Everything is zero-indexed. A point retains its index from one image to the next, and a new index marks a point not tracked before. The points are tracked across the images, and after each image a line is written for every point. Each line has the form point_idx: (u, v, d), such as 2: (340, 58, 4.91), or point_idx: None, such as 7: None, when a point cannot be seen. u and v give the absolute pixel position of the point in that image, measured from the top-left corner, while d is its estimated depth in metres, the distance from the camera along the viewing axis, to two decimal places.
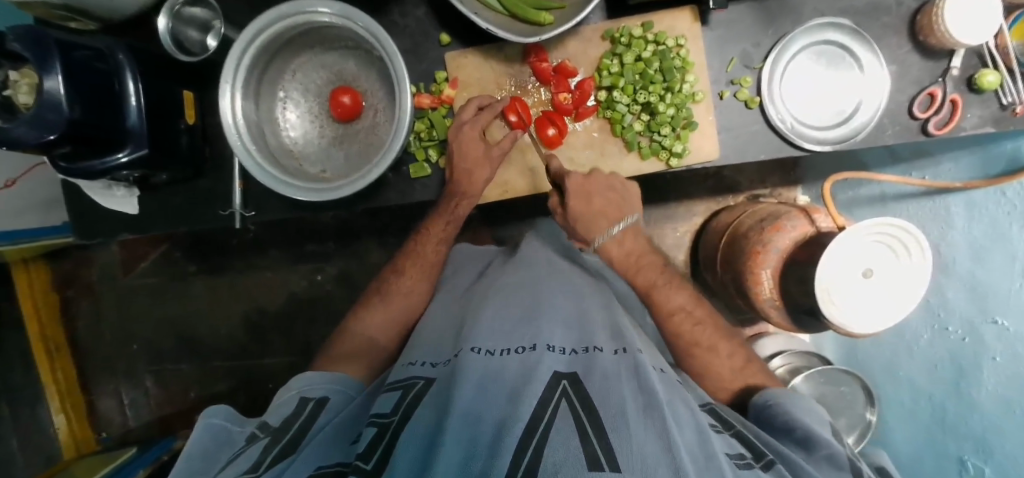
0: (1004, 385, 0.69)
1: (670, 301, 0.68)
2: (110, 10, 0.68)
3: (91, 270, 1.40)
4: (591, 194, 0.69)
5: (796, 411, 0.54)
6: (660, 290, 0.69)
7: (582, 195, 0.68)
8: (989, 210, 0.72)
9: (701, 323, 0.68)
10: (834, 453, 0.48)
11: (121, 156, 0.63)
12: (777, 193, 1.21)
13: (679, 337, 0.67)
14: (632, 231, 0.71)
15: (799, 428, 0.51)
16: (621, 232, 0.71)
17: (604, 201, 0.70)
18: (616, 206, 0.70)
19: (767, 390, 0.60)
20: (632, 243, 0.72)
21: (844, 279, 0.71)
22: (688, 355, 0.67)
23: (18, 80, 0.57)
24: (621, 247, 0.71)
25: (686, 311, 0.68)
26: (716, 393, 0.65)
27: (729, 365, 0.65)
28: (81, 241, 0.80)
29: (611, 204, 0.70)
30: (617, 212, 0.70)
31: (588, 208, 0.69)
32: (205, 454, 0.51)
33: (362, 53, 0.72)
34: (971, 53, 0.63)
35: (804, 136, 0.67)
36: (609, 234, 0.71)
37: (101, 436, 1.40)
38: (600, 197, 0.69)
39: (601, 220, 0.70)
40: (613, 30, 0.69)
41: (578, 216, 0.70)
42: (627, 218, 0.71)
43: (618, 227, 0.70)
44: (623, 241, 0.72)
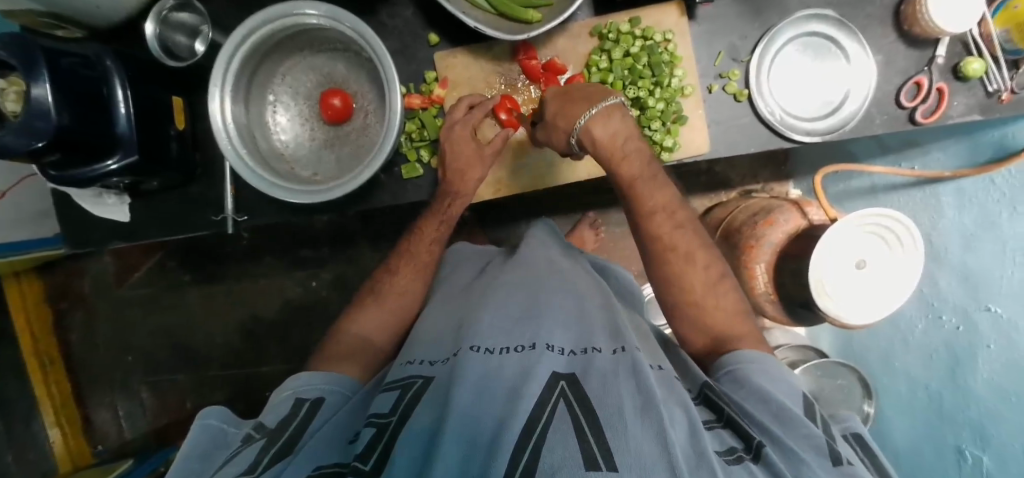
0: (999, 374, 0.68)
1: (653, 200, 0.63)
2: (96, 17, 0.68)
3: (84, 281, 1.38)
4: (567, 91, 0.65)
5: (771, 388, 0.51)
6: (645, 183, 0.63)
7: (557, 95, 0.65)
8: (978, 198, 0.71)
9: (682, 228, 0.64)
10: (813, 434, 0.46)
11: (111, 163, 0.63)
12: (770, 188, 1.22)
13: (659, 242, 0.64)
14: (618, 110, 0.62)
15: (774, 402, 0.49)
16: (603, 113, 0.61)
17: (582, 94, 0.64)
18: (596, 94, 0.64)
19: (745, 353, 0.57)
20: (620, 125, 0.62)
21: (836, 270, 0.72)
22: (660, 261, 0.65)
23: (6, 87, 0.57)
24: (607, 123, 0.61)
25: (667, 212, 0.64)
26: (682, 309, 0.64)
27: (704, 278, 0.63)
28: (73, 249, 0.80)
29: (590, 93, 0.64)
30: (600, 98, 0.63)
31: (563, 100, 0.64)
32: (202, 455, 0.51)
33: (351, 56, 0.72)
34: (955, 42, 0.64)
35: (793, 128, 0.67)
36: (590, 111, 0.61)
37: (97, 448, 1.39)
38: (578, 93, 0.64)
39: (578, 102, 0.63)
40: (601, 27, 0.70)
41: (556, 112, 0.64)
42: (609, 100, 0.62)
43: (599, 105, 0.62)
44: (609, 119, 0.62)
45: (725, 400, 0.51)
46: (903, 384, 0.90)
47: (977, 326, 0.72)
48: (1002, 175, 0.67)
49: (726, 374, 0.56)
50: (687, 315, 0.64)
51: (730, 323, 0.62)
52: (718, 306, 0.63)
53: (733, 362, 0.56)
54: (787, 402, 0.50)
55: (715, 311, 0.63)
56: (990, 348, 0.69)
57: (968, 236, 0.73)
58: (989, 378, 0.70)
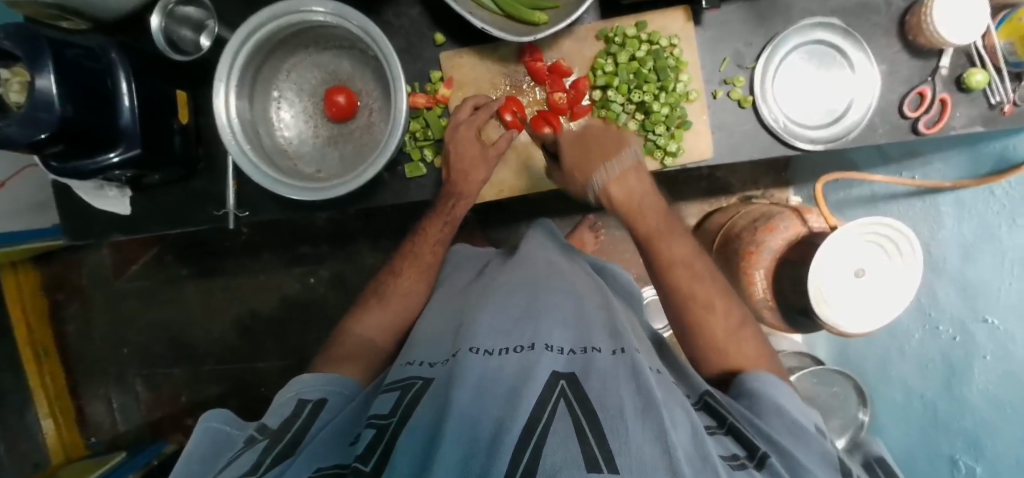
0: (994, 384, 0.68)
1: (670, 250, 0.64)
2: (101, 8, 0.68)
3: (82, 273, 1.38)
4: (585, 141, 0.67)
5: (785, 399, 0.51)
6: (662, 238, 0.64)
7: (573, 142, 0.67)
8: (978, 209, 0.72)
9: (700, 278, 0.62)
10: (827, 451, 0.47)
11: (112, 155, 0.62)
12: (770, 194, 1.22)
13: (677, 290, 0.62)
14: (634, 170, 0.65)
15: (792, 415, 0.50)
16: (620, 173, 0.65)
17: (599, 148, 0.66)
18: (613, 148, 0.66)
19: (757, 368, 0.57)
20: (636, 185, 0.65)
21: (835, 279, 0.72)
22: (680, 308, 0.62)
23: (10, 78, 0.57)
24: (621, 186, 0.65)
25: (686, 264, 0.63)
26: (707, 355, 0.60)
27: (725, 324, 0.60)
28: (73, 241, 0.79)
29: (607, 147, 0.66)
30: (616, 151, 0.66)
31: (581, 151, 0.66)
32: (204, 457, 0.50)
33: (356, 53, 0.72)
34: (959, 53, 0.64)
35: (796, 135, 0.68)
36: (607, 172, 0.65)
37: (90, 441, 1.38)
38: (594, 144, 0.66)
39: (596, 159, 0.65)
40: (607, 30, 0.70)
41: (574, 162, 0.67)
42: (625, 157, 0.65)
43: (616, 164, 0.65)
44: (624, 180, 0.65)
45: (730, 410, 0.50)
46: (898, 393, 0.90)
47: (973, 337, 0.72)
48: (1002, 187, 0.68)
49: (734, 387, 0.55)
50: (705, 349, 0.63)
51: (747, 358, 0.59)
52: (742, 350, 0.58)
53: (747, 377, 0.54)
54: (799, 414, 0.50)
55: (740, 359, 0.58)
56: (986, 359, 0.70)
57: (967, 247, 0.73)
58: (984, 388, 0.70)
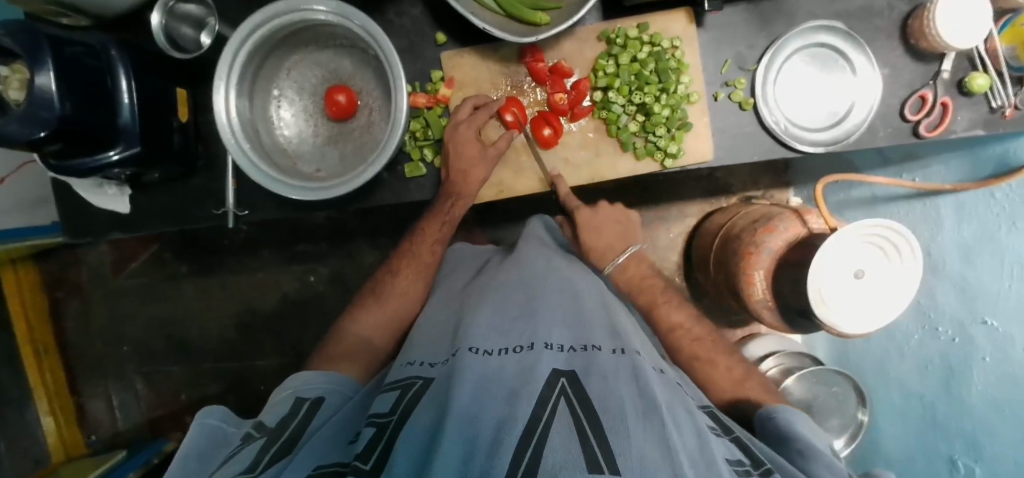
0: (992, 387, 0.69)
1: (670, 317, 0.73)
2: (101, 5, 0.67)
3: (82, 269, 1.38)
4: (600, 228, 0.78)
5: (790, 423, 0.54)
6: (663, 307, 0.74)
7: (590, 229, 0.78)
8: (979, 213, 0.72)
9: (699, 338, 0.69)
10: (833, 463, 0.48)
11: (112, 154, 0.62)
12: (770, 195, 1.22)
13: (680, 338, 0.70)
14: (636, 260, 0.79)
15: (799, 441, 0.51)
16: (626, 261, 0.78)
17: (612, 236, 0.79)
18: (621, 238, 0.79)
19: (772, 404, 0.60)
20: (637, 271, 0.78)
21: (835, 281, 0.72)
22: (688, 367, 0.69)
23: (9, 75, 0.57)
24: (626, 273, 0.78)
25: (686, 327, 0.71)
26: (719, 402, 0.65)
27: (727, 377, 0.66)
28: (71, 240, 0.79)
29: (617, 236, 0.79)
30: (624, 243, 0.79)
31: (598, 240, 0.78)
32: (201, 455, 0.50)
33: (357, 52, 0.72)
34: (961, 57, 0.64)
35: (797, 138, 0.68)
36: (615, 262, 0.78)
37: (90, 438, 1.38)
38: (607, 231, 0.79)
39: (610, 251, 0.78)
40: (608, 31, 0.70)
41: (591, 246, 0.78)
42: (630, 248, 0.79)
43: (624, 255, 0.78)
44: (627, 268, 0.78)
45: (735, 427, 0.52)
46: (897, 395, 0.91)
47: (973, 339, 0.72)
48: (1001, 190, 0.68)
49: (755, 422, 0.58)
50: None
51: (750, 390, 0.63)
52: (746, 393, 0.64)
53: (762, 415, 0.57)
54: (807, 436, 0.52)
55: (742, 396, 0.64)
56: (985, 361, 0.70)
57: (967, 249, 0.73)
58: (984, 390, 0.70)
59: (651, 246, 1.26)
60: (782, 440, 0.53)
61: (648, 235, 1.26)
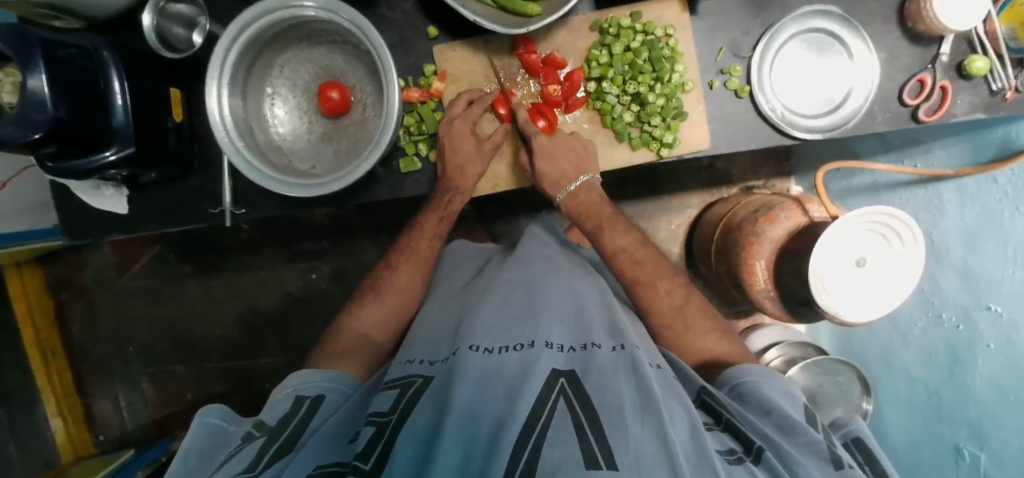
0: (996, 374, 0.68)
1: (626, 256, 0.70)
2: (93, 7, 0.67)
3: (86, 272, 1.39)
4: (555, 155, 0.69)
5: (771, 393, 0.52)
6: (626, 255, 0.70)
7: (546, 156, 0.69)
8: (981, 197, 0.71)
9: (677, 299, 0.67)
10: (816, 440, 0.47)
11: (107, 155, 0.62)
12: (771, 184, 1.21)
13: (660, 313, 0.67)
14: (587, 188, 0.72)
15: (778, 412, 0.50)
16: (577, 190, 0.72)
17: (566, 163, 0.70)
18: (575, 166, 0.71)
19: (746, 366, 0.58)
20: (587, 199, 0.73)
21: (835, 269, 0.71)
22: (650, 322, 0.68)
23: (2, 79, 0.57)
24: (576, 201, 0.73)
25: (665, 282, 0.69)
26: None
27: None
28: (71, 242, 0.80)
29: (570, 164, 0.70)
30: (576, 170, 0.71)
31: (552, 168, 0.69)
32: (201, 454, 0.51)
33: (349, 48, 0.71)
34: (960, 40, 0.63)
35: (794, 125, 0.67)
36: (567, 191, 0.72)
37: (98, 439, 1.39)
38: (562, 158, 0.70)
39: (563, 180, 0.71)
40: (601, 21, 0.69)
41: (543, 176, 0.71)
42: (583, 177, 0.71)
43: (576, 184, 0.72)
44: (578, 196, 0.73)
45: (724, 406, 0.51)
46: (902, 383, 0.90)
47: (976, 325, 0.71)
48: (1004, 174, 0.67)
49: (723, 388, 0.57)
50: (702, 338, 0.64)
51: (735, 357, 0.63)
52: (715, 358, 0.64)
53: (739, 377, 0.56)
54: (789, 409, 0.50)
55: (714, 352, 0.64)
56: (989, 348, 0.69)
57: (970, 235, 0.72)
58: (987, 377, 0.70)
59: (652, 238, 1.25)
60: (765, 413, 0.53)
61: (649, 227, 1.25)
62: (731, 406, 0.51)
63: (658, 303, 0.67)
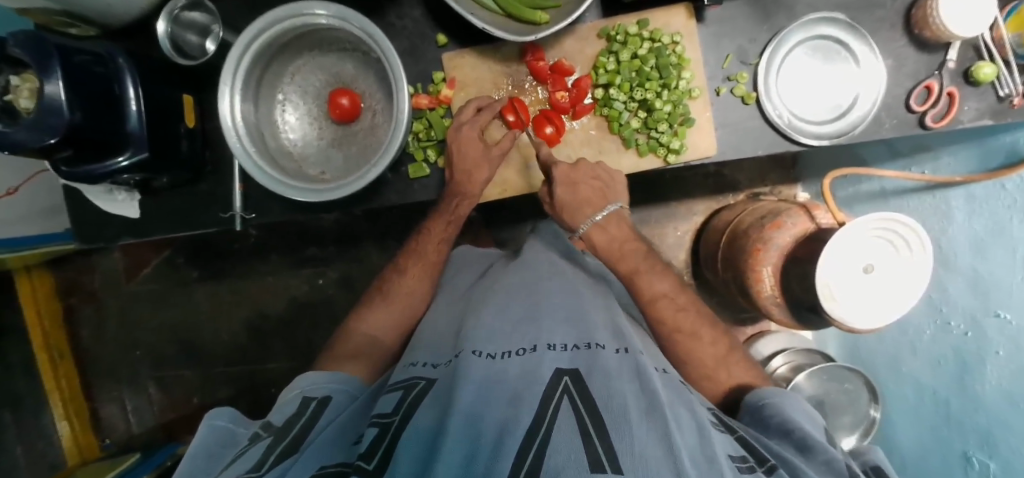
0: (1005, 379, 0.67)
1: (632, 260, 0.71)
2: (110, 16, 0.69)
3: (94, 275, 1.40)
4: (577, 182, 0.69)
5: (792, 412, 0.53)
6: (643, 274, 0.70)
7: (568, 184, 0.69)
8: (988, 203, 0.70)
9: (683, 309, 0.68)
10: (833, 459, 0.47)
11: (122, 159, 0.63)
12: (778, 191, 1.21)
13: (664, 319, 0.66)
14: (616, 218, 0.72)
15: (796, 430, 0.50)
16: (604, 219, 0.71)
17: (590, 191, 0.70)
18: (600, 194, 0.71)
19: (762, 390, 0.59)
20: (617, 230, 0.72)
21: (843, 274, 0.71)
22: (656, 328, 0.68)
23: (19, 84, 0.58)
24: (605, 232, 0.72)
25: (671, 294, 0.68)
26: (704, 381, 0.65)
27: (712, 351, 0.65)
28: (82, 245, 0.81)
29: (595, 192, 0.70)
30: (602, 200, 0.71)
31: (575, 196, 0.70)
32: (208, 453, 0.51)
33: (359, 55, 0.72)
34: (967, 47, 0.64)
35: (802, 131, 0.67)
36: (592, 220, 0.71)
37: (104, 442, 1.40)
38: (585, 186, 0.70)
39: (586, 208, 0.71)
40: (608, 29, 0.70)
41: (566, 204, 0.71)
42: (610, 206, 0.71)
43: (603, 213, 0.71)
44: (607, 227, 0.72)
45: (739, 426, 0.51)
46: (910, 390, 0.89)
47: (985, 332, 0.71)
48: (1012, 181, 0.67)
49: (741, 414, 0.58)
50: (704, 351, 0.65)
51: None
52: (717, 362, 0.64)
53: (757, 400, 0.56)
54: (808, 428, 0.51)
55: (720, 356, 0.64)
56: (999, 355, 0.68)
57: (978, 241, 0.72)
58: (996, 384, 0.69)
59: (658, 244, 1.25)
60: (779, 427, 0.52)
61: (656, 234, 1.25)
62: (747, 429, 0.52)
63: (664, 310, 0.67)
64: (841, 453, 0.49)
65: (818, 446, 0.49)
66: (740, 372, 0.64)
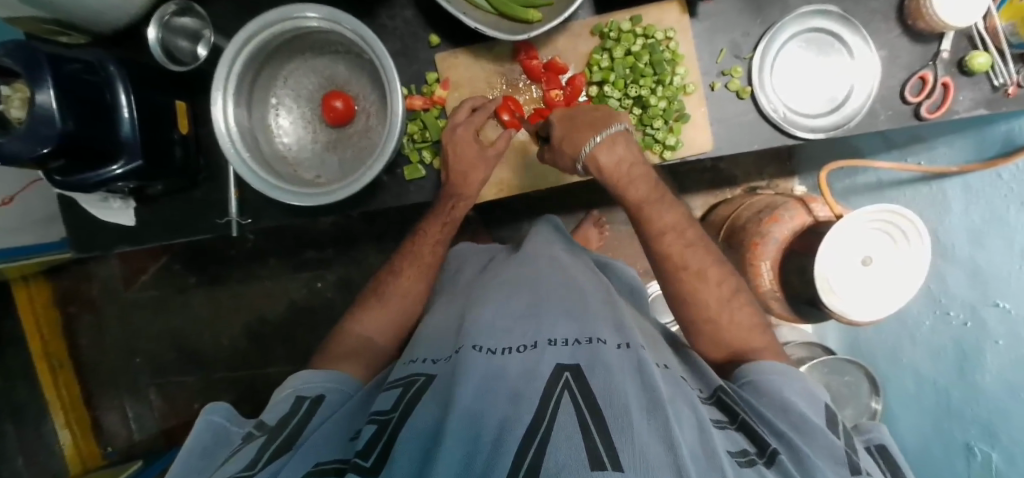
0: (1005, 369, 0.68)
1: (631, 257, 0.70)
2: (98, 24, 0.68)
3: (92, 284, 1.40)
4: (574, 117, 0.66)
5: (794, 394, 0.53)
6: (652, 206, 0.65)
7: (566, 120, 0.66)
8: (985, 192, 0.70)
9: (693, 245, 0.65)
10: (833, 445, 0.47)
11: (115, 168, 0.63)
12: (775, 184, 1.21)
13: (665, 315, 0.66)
14: (621, 137, 0.64)
15: (798, 412, 0.50)
16: (607, 139, 0.63)
17: (588, 119, 0.65)
18: (602, 120, 0.65)
19: (765, 362, 0.58)
20: (624, 151, 0.64)
21: (841, 267, 0.72)
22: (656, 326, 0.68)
23: (11, 94, 0.57)
24: (611, 152, 0.63)
25: (677, 231, 0.65)
26: None
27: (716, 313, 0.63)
28: (79, 254, 0.80)
29: (595, 119, 0.65)
30: (604, 124, 0.65)
31: (571, 126, 0.65)
32: (204, 450, 0.52)
33: (352, 57, 0.72)
34: (961, 37, 0.64)
35: (796, 125, 0.67)
36: (592, 141, 0.63)
37: (106, 450, 1.40)
38: (582, 117, 0.66)
39: (583, 129, 0.64)
40: (601, 26, 0.70)
41: (562, 136, 0.65)
42: (614, 126, 0.64)
43: (604, 133, 0.63)
44: (613, 148, 0.64)
45: (740, 404, 0.51)
46: (911, 382, 0.89)
47: (984, 322, 0.71)
48: (1007, 170, 0.67)
49: (738, 382, 0.58)
50: (703, 349, 0.65)
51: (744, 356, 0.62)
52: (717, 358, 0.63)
53: (759, 373, 0.56)
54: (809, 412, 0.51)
55: (727, 345, 0.63)
56: (997, 344, 0.68)
57: (975, 231, 0.72)
58: (997, 374, 0.69)
59: None
60: (781, 404, 0.51)
61: None
62: (746, 404, 0.51)
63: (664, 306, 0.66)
64: (842, 440, 0.49)
65: (818, 430, 0.49)
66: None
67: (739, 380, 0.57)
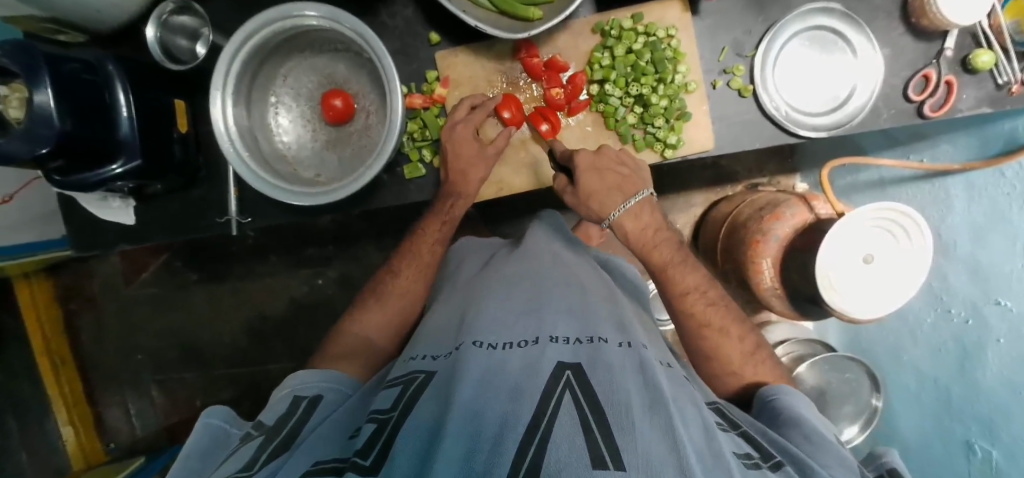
0: (1008, 368, 0.69)
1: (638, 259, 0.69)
2: (96, 23, 0.68)
3: (93, 281, 1.40)
4: (602, 171, 0.66)
5: (804, 411, 0.53)
6: (676, 268, 0.65)
7: (593, 172, 0.65)
8: (989, 191, 0.70)
9: (714, 305, 0.65)
10: (845, 459, 0.47)
11: (115, 167, 0.63)
12: (776, 181, 1.20)
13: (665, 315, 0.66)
14: (648, 205, 0.66)
15: (807, 427, 0.51)
16: (636, 207, 0.65)
17: (613, 179, 0.66)
18: (629, 182, 0.66)
19: (778, 386, 0.59)
20: (649, 219, 0.66)
21: (843, 263, 0.71)
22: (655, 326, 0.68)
23: (8, 94, 0.57)
24: (637, 220, 0.66)
25: (699, 291, 0.65)
26: (706, 378, 0.65)
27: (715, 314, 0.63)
28: (79, 253, 0.80)
29: (623, 181, 0.66)
30: (632, 188, 0.66)
31: (600, 185, 0.65)
32: (203, 454, 0.52)
33: (351, 56, 0.72)
34: (965, 34, 0.63)
35: (798, 123, 0.67)
36: (624, 208, 0.65)
37: (109, 446, 1.41)
38: (609, 175, 0.66)
39: (614, 194, 0.65)
40: (603, 24, 0.69)
41: (591, 192, 0.65)
42: (641, 192, 0.66)
43: (635, 200, 0.65)
44: (639, 215, 0.66)
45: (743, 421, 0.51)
46: (911, 379, 0.89)
47: (986, 321, 0.72)
48: (1011, 168, 0.67)
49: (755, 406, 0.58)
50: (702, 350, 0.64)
51: (743, 358, 0.62)
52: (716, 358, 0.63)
53: (771, 393, 0.57)
54: (820, 428, 0.51)
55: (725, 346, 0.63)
56: (1000, 342, 0.69)
57: (978, 230, 0.71)
58: (998, 372, 0.71)
59: None
60: (793, 420, 0.52)
61: None
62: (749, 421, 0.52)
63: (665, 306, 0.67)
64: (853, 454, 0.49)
65: (829, 445, 0.49)
66: (757, 365, 0.62)
67: (754, 408, 0.58)
